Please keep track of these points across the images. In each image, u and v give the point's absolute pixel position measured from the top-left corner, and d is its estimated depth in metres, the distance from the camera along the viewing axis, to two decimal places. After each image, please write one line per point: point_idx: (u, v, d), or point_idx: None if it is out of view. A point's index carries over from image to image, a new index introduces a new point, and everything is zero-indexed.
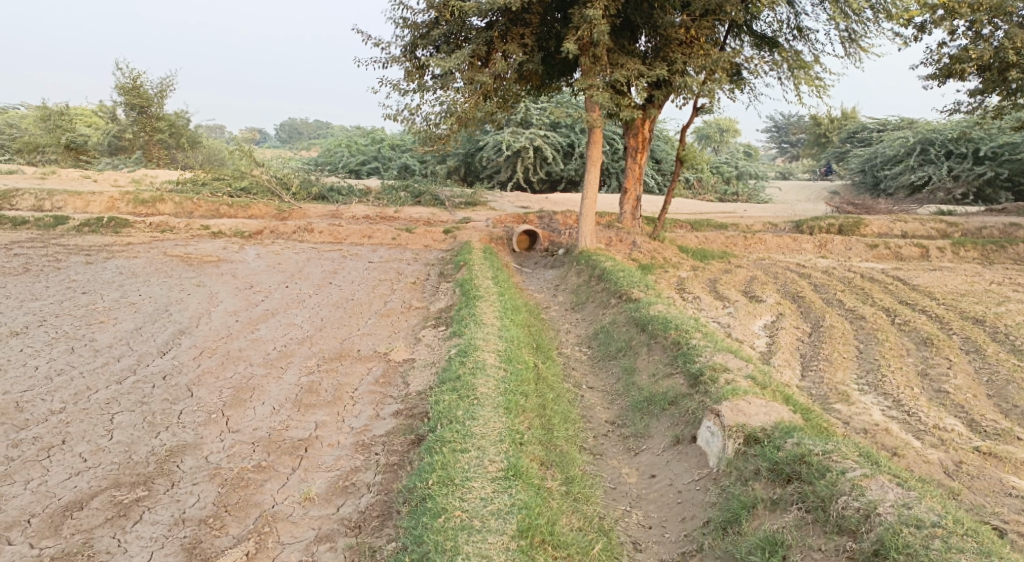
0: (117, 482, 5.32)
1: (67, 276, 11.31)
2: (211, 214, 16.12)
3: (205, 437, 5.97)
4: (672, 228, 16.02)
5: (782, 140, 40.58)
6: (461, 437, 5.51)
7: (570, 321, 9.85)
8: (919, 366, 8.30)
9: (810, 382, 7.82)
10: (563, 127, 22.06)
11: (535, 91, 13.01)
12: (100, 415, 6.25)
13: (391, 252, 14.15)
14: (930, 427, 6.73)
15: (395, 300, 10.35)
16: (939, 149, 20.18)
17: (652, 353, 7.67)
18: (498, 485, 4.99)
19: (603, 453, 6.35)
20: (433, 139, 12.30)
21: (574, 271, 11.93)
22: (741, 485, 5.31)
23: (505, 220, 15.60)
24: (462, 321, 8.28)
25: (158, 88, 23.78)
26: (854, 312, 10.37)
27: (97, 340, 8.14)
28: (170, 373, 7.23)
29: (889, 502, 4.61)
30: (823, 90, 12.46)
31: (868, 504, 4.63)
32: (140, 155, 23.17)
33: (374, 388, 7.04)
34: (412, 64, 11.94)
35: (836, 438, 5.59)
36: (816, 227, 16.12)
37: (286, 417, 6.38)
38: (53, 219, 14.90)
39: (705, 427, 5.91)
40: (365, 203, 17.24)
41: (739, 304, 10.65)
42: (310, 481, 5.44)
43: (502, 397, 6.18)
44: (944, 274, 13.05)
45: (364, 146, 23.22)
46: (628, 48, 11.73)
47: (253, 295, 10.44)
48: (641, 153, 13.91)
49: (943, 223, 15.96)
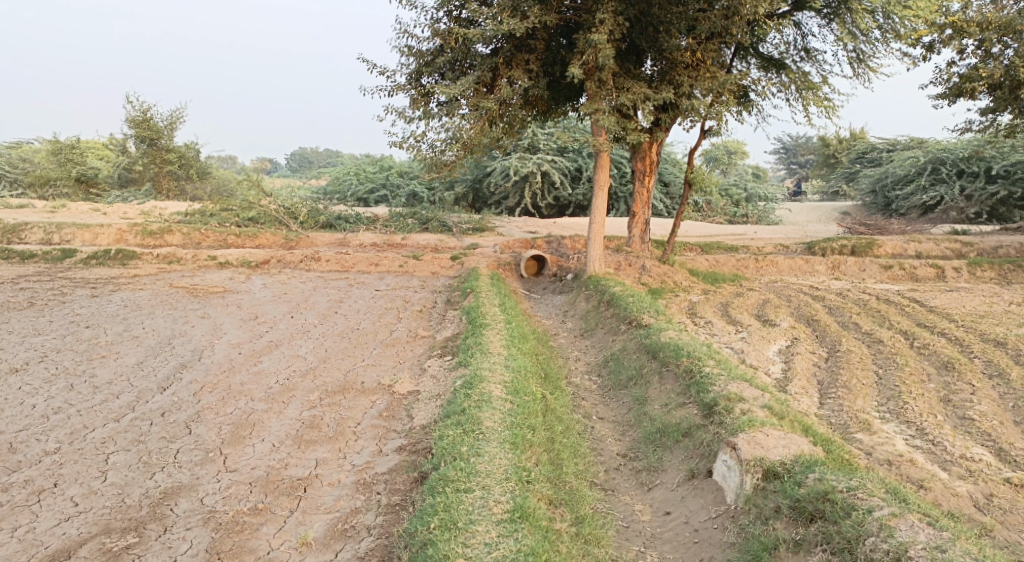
0: (108, 528, 5.12)
1: (72, 310, 11.21)
2: (219, 244, 16.06)
3: (200, 478, 5.76)
4: (682, 251, 15.82)
5: (790, 161, 40.43)
6: (465, 475, 5.28)
7: (579, 348, 9.61)
8: (941, 392, 8.00)
9: (830, 410, 7.55)
10: (571, 151, 21.97)
11: (541, 116, 12.89)
12: (94, 455, 6.07)
13: (399, 280, 13.99)
14: (956, 457, 6.45)
15: (400, 329, 10.15)
16: (950, 168, 19.99)
17: (663, 382, 7.42)
18: (504, 528, 4.75)
19: (615, 488, 6.10)
20: (440, 166, 12.18)
21: (583, 296, 11.71)
22: (760, 525, 5.05)
23: (513, 245, 15.42)
24: (468, 351, 8.07)
25: (168, 120, 23.91)
26: (871, 335, 10.09)
27: (97, 376, 7.98)
28: (169, 409, 7.04)
29: (921, 544, 4.34)
30: (832, 111, 12.31)
31: (898, 546, 4.37)
32: (149, 187, 23.25)
33: (377, 422, 6.82)
34: (418, 92, 11.87)
35: (860, 472, 5.32)
36: (828, 248, 15.86)
37: (286, 454, 6.17)
38: (61, 252, 14.85)
39: (721, 461, 5.66)
40: (372, 231, 17.11)
41: (753, 329, 10.40)
42: (308, 524, 5.23)
43: (508, 431, 5.95)
44: (962, 295, 12.75)
45: (373, 174, 23.21)
46: (634, 72, 11.61)
47: (258, 326, 10.29)
48: (649, 177, 13.74)
49: (957, 243, 15.68)
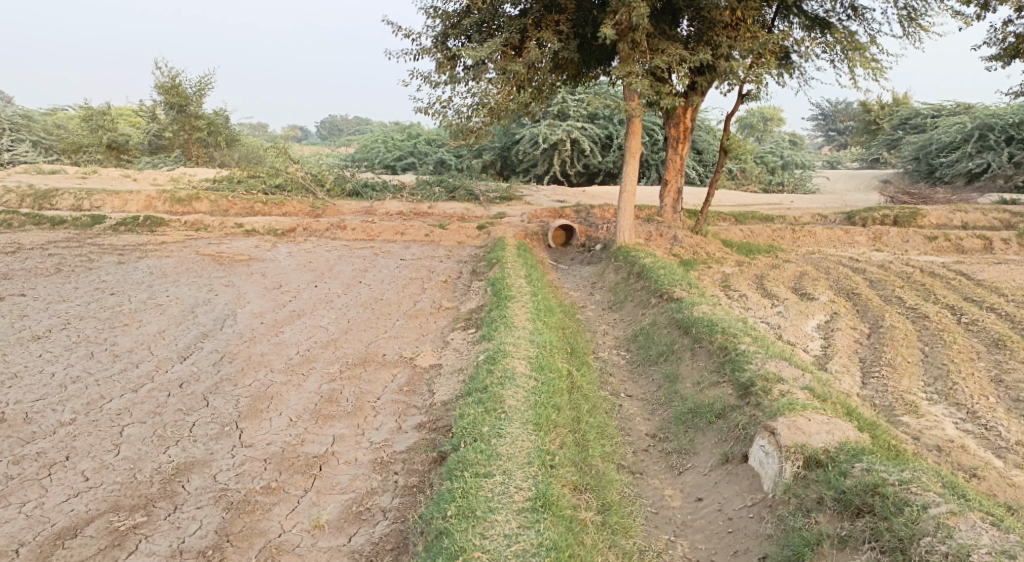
0: (116, 506, 4.96)
1: (98, 276, 11.11)
2: (246, 211, 15.87)
3: (214, 453, 5.59)
4: (715, 221, 15.32)
5: (829, 128, 39.21)
6: (486, 459, 5.01)
7: (607, 321, 9.29)
8: (993, 371, 7.55)
9: (873, 390, 7.16)
10: (602, 118, 21.35)
11: (571, 81, 12.40)
12: (108, 428, 5.91)
13: (425, 249, 13.72)
14: (1012, 444, 6.06)
15: (424, 300, 9.90)
16: (998, 134, 18.92)
17: (696, 359, 7.09)
18: (525, 518, 4.48)
19: (644, 472, 5.81)
20: (466, 133, 11.78)
21: (612, 267, 11.34)
22: (802, 517, 4.72)
23: (541, 214, 15.04)
24: (492, 324, 7.77)
25: (197, 87, 23.65)
26: (916, 310, 9.60)
27: (118, 344, 7.85)
28: (187, 380, 6.86)
29: (986, 548, 3.97)
30: (880, 73, 11.68)
31: (958, 548, 4.01)
32: (179, 153, 23.17)
33: (397, 397, 6.58)
34: (443, 55, 11.47)
35: (910, 462, 4.95)
36: (869, 218, 15.25)
37: (303, 430, 5.96)
38: (90, 218, 14.78)
39: (758, 447, 5.32)
40: (399, 199, 16.81)
41: (790, 303, 9.97)
42: (322, 506, 5.02)
43: (531, 411, 5.67)
44: (1012, 268, 12.12)
45: (401, 141, 22.87)
46: (668, 34, 11.07)
47: (281, 296, 10.07)
48: (682, 144, 13.24)
49: (1006, 213, 14.96)
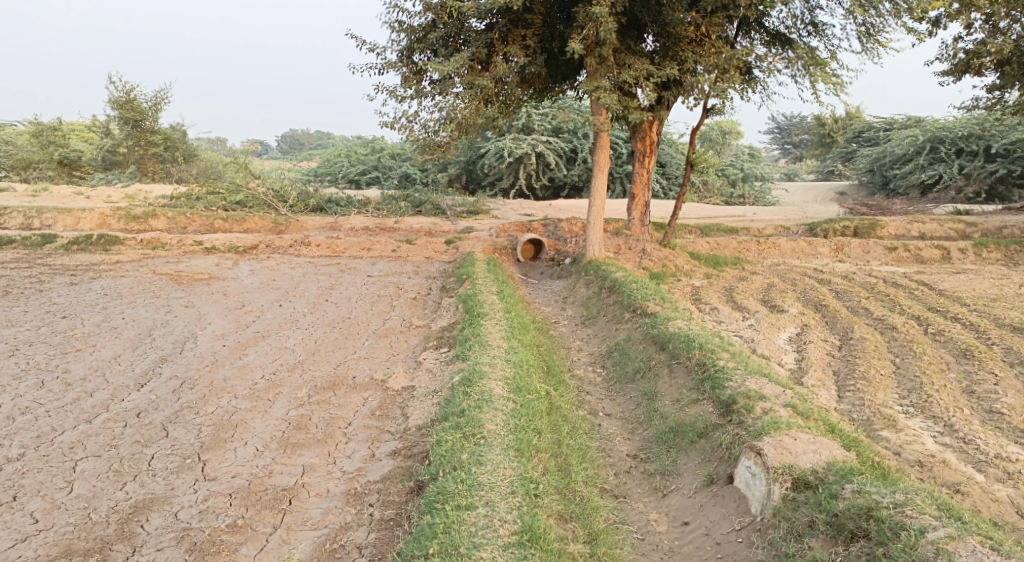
0: (69, 551, 4.64)
1: (48, 299, 10.62)
2: (205, 228, 15.43)
3: (176, 488, 5.27)
4: (682, 234, 15.33)
5: (785, 141, 39.93)
6: (467, 489, 4.81)
7: (581, 337, 9.14)
8: (963, 383, 7.56)
9: (850, 404, 7.11)
10: (566, 131, 21.33)
11: (538, 95, 12.28)
12: (60, 463, 5.56)
13: (392, 265, 13.46)
14: (991, 457, 6.04)
15: (394, 318, 9.65)
16: (949, 147, 19.46)
17: (674, 375, 6.96)
18: (511, 555, 4.29)
19: (627, 495, 5.64)
20: (433, 147, 11.59)
21: (583, 282, 11.21)
22: (794, 542, 4.60)
23: (508, 228, 14.87)
24: (466, 343, 7.55)
25: (153, 100, 23.00)
26: (884, 321, 9.64)
27: (71, 372, 7.44)
28: (145, 409, 6.51)
29: None
30: (841, 88, 11.82)
31: None
32: (134, 169, 22.53)
33: (369, 421, 6.33)
34: (409, 69, 11.27)
35: (900, 482, 4.88)
36: (830, 229, 15.39)
37: (270, 460, 5.67)
38: (41, 237, 14.18)
39: (744, 468, 5.20)
40: (364, 214, 16.52)
41: (761, 315, 9.94)
42: (293, 543, 4.76)
43: (512, 435, 5.48)
44: (971, 278, 12.30)
45: (364, 156, 22.56)
46: (635, 49, 10.99)
47: (244, 316, 9.72)
48: (649, 157, 13.21)
49: (962, 223, 15.23)
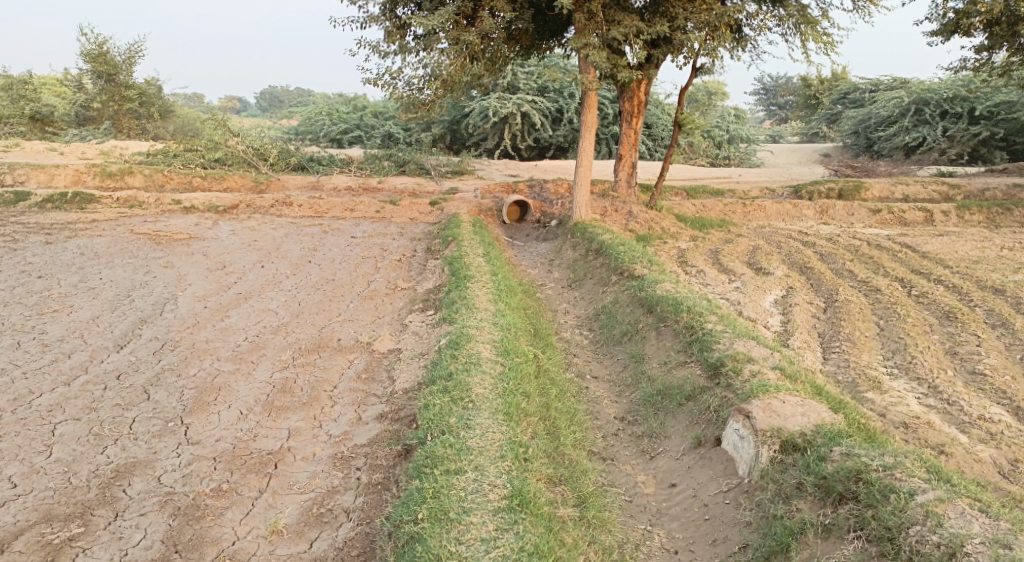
0: (49, 516, 4.56)
1: (23, 258, 10.36)
2: (183, 187, 15.10)
3: (158, 453, 5.19)
4: (668, 196, 15.23)
5: (770, 102, 39.64)
6: (455, 453, 4.77)
7: (567, 299, 9.07)
8: (946, 344, 7.60)
9: (835, 366, 7.13)
10: (552, 91, 21.00)
11: (525, 52, 12.00)
12: (38, 426, 5.45)
13: (376, 226, 13.28)
14: (974, 419, 6.08)
15: (378, 280, 9.52)
16: (933, 109, 19.35)
17: (661, 338, 6.93)
18: (502, 520, 4.27)
19: (615, 457, 5.63)
20: (417, 105, 11.34)
21: (569, 244, 11.11)
22: (781, 504, 4.61)
23: (494, 190, 14.69)
24: (452, 305, 7.47)
25: (127, 54, 22.30)
26: (868, 284, 9.64)
27: (48, 333, 7.28)
28: (126, 371, 6.39)
29: (978, 538, 3.90)
30: (832, 48, 11.68)
31: (951, 539, 3.93)
32: (108, 125, 22.01)
33: (355, 385, 6.25)
34: (392, 24, 10.96)
35: (887, 445, 4.89)
36: (815, 192, 15.33)
37: (254, 424, 5.59)
38: (13, 194, 13.80)
39: (732, 430, 5.19)
40: (346, 173, 16.26)
41: (747, 278, 9.91)
42: (279, 508, 4.70)
43: (500, 399, 5.43)
44: (954, 240, 12.33)
45: (346, 114, 22.13)
46: (624, 5, 10.56)
47: (225, 277, 9.55)
48: (637, 117, 13.03)
49: (944, 185, 15.23)
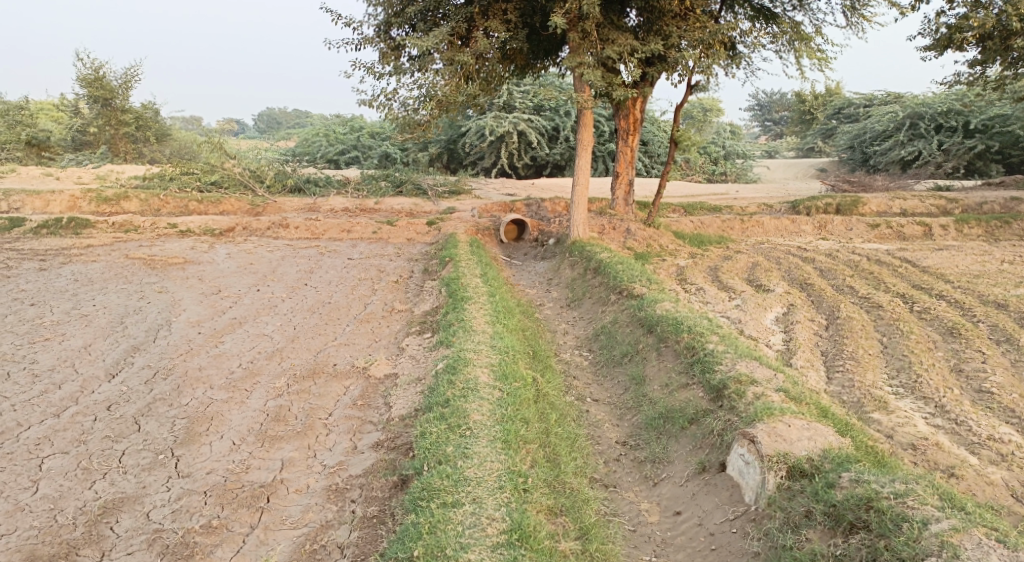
0: (33, 556, 4.42)
1: (16, 285, 10.24)
2: (179, 210, 15.02)
3: (147, 487, 5.05)
4: (666, 212, 15.15)
5: (765, 118, 39.74)
6: (452, 485, 4.64)
7: (566, 320, 8.95)
8: (951, 361, 7.48)
9: (839, 386, 7.01)
10: (548, 109, 20.97)
11: (520, 71, 11.97)
12: (25, 461, 5.31)
13: (372, 247, 13.19)
14: (983, 439, 5.95)
15: (375, 302, 9.41)
16: (928, 122, 19.36)
17: (662, 359, 6.80)
18: (501, 556, 4.13)
19: (618, 484, 5.50)
20: (413, 126, 11.27)
21: (567, 263, 11.00)
22: (790, 534, 4.47)
23: (491, 209, 14.61)
24: (450, 328, 7.34)
25: (123, 78, 22.30)
26: (869, 300, 9.53)
27: (38, 363, 7.14)
28: (116, 401, 6.25)
29: None
30: (826, 64, 11.65)
31: None
32: (105, 150, 21.97)
33: (351, 412, 6.12)
34: (387, 45, 10.94)
35: (897, 469, 4.77)
36: (813, 207, 15.24)
37: (246, 455, 5.45)
38: (8, 221, 13.69)
39: (737, 455, 5.06)
40: (343, 195, 16.20)
41: (747, 296, 9.79)
42: (271, 545, 4.56)
43: (498, 427, 5.30)
44: (953, 254, 12.24)
45: (343, 134, 22.10)
46: (618, 24, 10.68)
47: (220, 301, 9.43)
48: (633, 135, 12.97)
49: (942, 199, 15.16)
